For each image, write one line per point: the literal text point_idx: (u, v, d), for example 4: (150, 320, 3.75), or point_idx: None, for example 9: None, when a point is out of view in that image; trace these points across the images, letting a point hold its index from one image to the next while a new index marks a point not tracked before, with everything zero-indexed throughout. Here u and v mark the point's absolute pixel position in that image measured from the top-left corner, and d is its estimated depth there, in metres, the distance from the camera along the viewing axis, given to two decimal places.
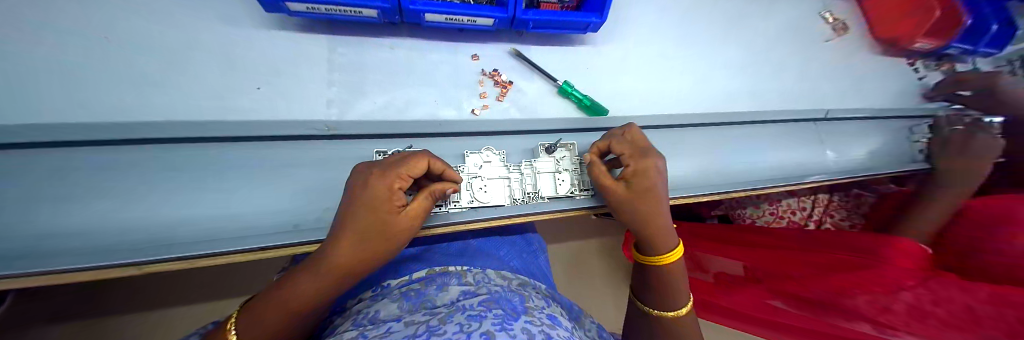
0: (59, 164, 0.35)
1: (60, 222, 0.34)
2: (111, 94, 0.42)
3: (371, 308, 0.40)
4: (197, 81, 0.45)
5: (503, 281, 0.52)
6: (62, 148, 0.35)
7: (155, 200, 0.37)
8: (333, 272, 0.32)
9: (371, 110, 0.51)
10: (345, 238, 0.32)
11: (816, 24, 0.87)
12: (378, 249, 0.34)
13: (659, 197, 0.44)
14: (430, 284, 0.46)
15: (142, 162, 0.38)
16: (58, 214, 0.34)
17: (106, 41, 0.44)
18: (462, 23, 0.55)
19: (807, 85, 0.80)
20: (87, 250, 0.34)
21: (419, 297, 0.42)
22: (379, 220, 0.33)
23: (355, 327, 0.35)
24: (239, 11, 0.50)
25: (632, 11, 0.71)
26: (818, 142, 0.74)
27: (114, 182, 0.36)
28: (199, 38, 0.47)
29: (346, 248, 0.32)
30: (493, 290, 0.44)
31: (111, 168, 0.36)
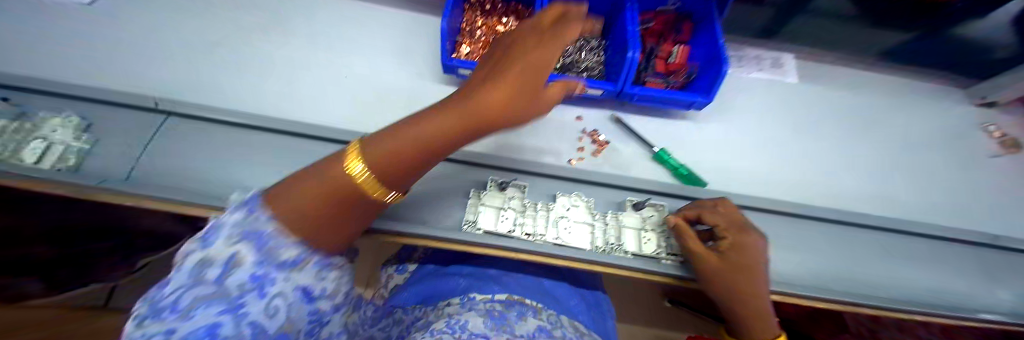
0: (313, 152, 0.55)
1: None
2: (340, 110, 0.63)
3: (458, 317, 0.45)
4: (387, 108, 0.65)
5: (575, 332, 0.52)
6: (313, 141, 0.56)
7: None
8: (476, 116, 0.29)
9: (491, 148, 0.64)
10: (490, 90, 0.29)
11: (971, 134, 0.77)
12: (516, 108, 0.31)
13: (756, 275, 0.44)
14: (511, 308, 0.49)
15: None
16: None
17: (346, 78, 0.67)
18: (576, 91, 0.67)
19: (964, 201, 0.68)
20: None
21: (501, 320, 0.46)
22: (516, 86, 0.30)
23: (450, 334, 0.39)
24: (423, 67, 0.71)
25: (737, 96, 0.75)
26: (984, 272, 0.61)
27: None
28: (394, 81, 0.68)
29: (496, 97, 0.29)
30: (567, 338, 0.46)
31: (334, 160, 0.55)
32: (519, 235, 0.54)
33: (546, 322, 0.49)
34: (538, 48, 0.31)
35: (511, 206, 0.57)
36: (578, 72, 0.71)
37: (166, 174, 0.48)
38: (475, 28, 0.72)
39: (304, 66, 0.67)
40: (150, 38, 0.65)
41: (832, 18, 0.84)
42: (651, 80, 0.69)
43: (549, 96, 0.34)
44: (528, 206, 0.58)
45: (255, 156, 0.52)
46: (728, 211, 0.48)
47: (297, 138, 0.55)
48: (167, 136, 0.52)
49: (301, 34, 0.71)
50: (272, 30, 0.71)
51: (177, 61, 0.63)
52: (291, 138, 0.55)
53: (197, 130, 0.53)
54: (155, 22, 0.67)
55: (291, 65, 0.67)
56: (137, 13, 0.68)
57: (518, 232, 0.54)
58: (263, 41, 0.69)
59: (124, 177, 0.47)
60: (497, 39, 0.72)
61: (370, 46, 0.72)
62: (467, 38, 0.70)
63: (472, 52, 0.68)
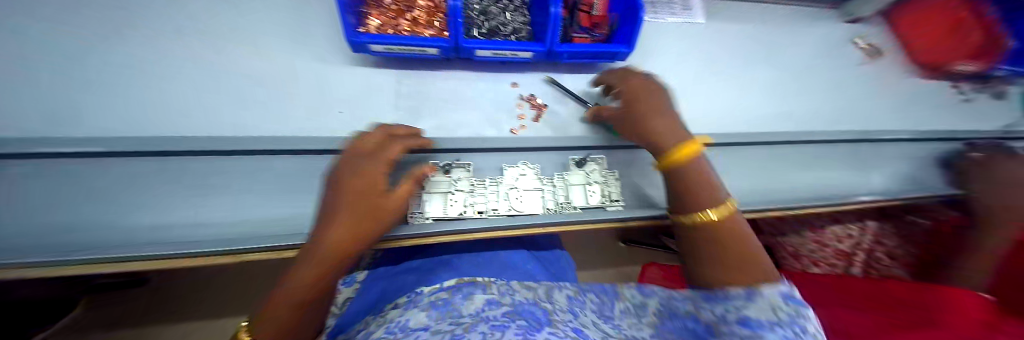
0: (212, 171, 0.47)
1: (201, 213, 0.45)
2: (234, 116, 0.53)
3: (399, 317, 0.44)
4: (296, 105, 0.56)
5: (529, 292, 0.53)
6: (207, 158, 0.47)
7: (264, 200, 0.48)
8: (332, 253, 0.38)
9: (424, 130, 0.60)
10: (336, 226, 0.39)
11: (848, 48, 0.89)
12: (371, 225, 0.41)
13: (653, 101, 0.54)
14: (456, 293, 0.50)
15: (258, 170, 0.49)
16: (206, 209, 0.45)
17: (234, 76, 0.56)
18: (506, 56, 0.64)
19: (844, 107, 0.81)
20: (213, 236, 0.44)
21: (446, 306, 0.46)
22: (370, 202, 0.41)
23: (391, 333, 0.39)
24: (331, 52, 0.62)
25: (660, 41, 0.78)
26: (857, 162, 0.74)
27: (243, 185, 0.48)
28: (299, 72, 0.59)
29: (340, 233, 0.39)
30: (515, 301, 0.47)
31: (241, 175, 0.48)
32: (471, 214, 0.53)
33: (495, 293, 0.50)
34: (362, 178, 0.41)
35: (458, 188, 0.55)
36: (503, 36, 0.68)
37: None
38: None
39: (171, 67, 0.54)
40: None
41: None
42: (577, 36, 0.68)
43: (403, 191, 0.44)
44: (476, 184, 0.56)
45: (133, 189, 0.44)
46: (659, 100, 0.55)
47: (183, 158, 0.47)
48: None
49: (157, 26, 0.57)
50: (107, 23, 0.54)
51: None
52: (176, 160, 0.46)
53: (26, 170, 0.41)
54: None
55: (151, 68, 0.53)
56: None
57: (468, 212, 0.53)
58: (98, 38, 0.53)
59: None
60: (411, 8, 0.64)
61: (259, 34, 0.61)
62: (376, 10, 0.62)
63: (385, 26, 0.60)
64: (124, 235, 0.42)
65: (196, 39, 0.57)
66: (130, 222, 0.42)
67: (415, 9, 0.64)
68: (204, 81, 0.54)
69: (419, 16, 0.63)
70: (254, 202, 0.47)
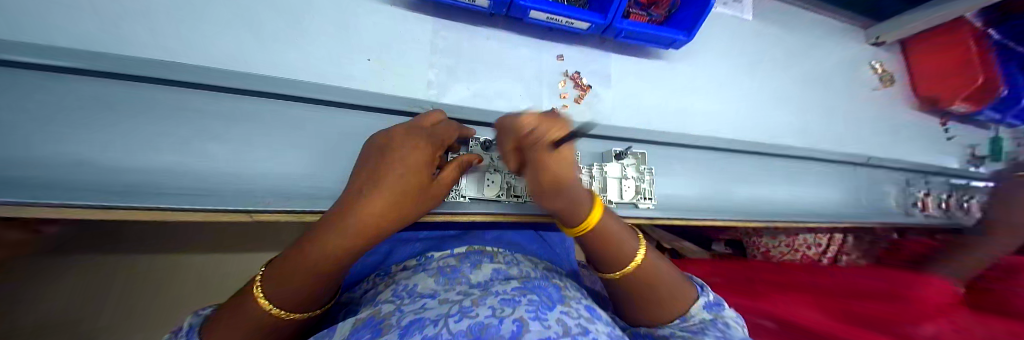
0: (215, 111, 0.38)
1: (202, 162, 0.37)
2: (232, 44, 0.42)
3: (407, 282, 0.41)
4: (313, 43, 0.46)
5: (532, 265, 0.55)
6: (202, 93, 0.37)
7: (283, 155, 0.41)
8: (366, 226, 0.33)
9: (461, 96, 0.54)
10: (378, 195, 0.33)
11: (869, 71, 0.91)
12: (413, 203, 0.37)
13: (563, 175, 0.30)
14: (464, 261, 0.48)
15: (272, 117, 0.41)
16: (211, 158, 0.37)
17: None
18: (559, 23, 0.57)
19: (853, 129, 0.85)
20: (225, 191, 0.38)
21: (453, 274, 0.43)
22: (420, 179, 0.37)
23: (399, 296, 0.36)
24: None
25: (708, 31, 0.73)
26: (853, 183, 0.80)
27: (258, 136, 0.40)
28: (316, 0, 0.48)
29: (380, 206, 0.33)
30: (525, 275, 0.45)
31: (254, 121, 0.40)
32: (509, 199, 0.51)
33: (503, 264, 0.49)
34: (416, 154, 0.37)
35: (497, 167, 0.52)
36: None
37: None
38: None
39: None
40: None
41: None
42: (634, 12, 0.62)
43: (446, 178, 0.41)
44: None
45: (95, 120, 0.33)
46: (532, 146, 0.29)
47: (166, 89, 0.36)
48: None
49: None
50: None
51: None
52: (155, 89, 0.35)
53: None
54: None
55: None
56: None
57: (506, 195, 0.51)
58: None
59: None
60: None
61: None
62: None
63: None
64: (93, 180, 0.32)
65: None
66: (99, 165, 0.32)
67: None
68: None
69: None
70: (273, 156, 0.40)
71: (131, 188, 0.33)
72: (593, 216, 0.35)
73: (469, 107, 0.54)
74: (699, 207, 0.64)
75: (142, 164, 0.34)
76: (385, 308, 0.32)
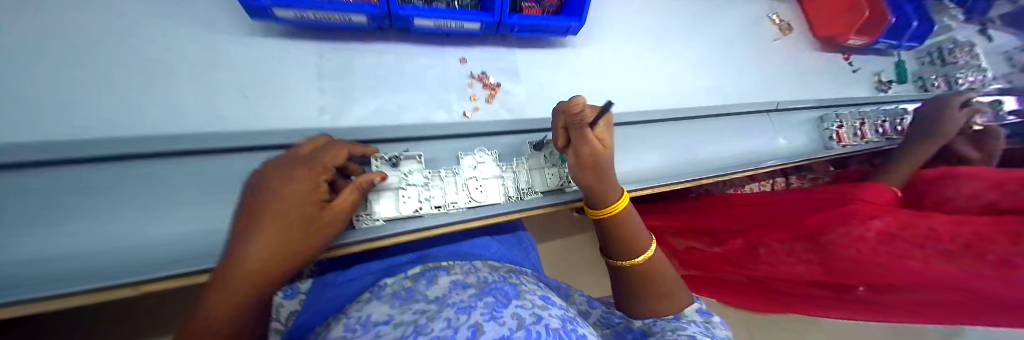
0: (47, 187, 0.33)
1: (37, 246, 0.32)
2: (75, 107, 0.38)
3: (367, 308, 0.38)
4: (179, 91, 0.44)
5: (492, 269, 0.53)
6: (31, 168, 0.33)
7: (151, 218, 0.37)
8: (258, 273, 0.31)
9: (362, 116, 0.52)
10: (262, 237, 0.31)
11: (767, 23, 0.98)
12: (309, 238, 0.36)
13: (602, 165, 0.40)
14: (419, 279, 0.46)
15: (132, 180, 0.37)
16: (60, 237, 0.33)
17: (67, 52, 0.40)
18: (450, 27, 0.57)
19: (761, 80, 0.90)
20: (74, 274, 0.33)
21: (409, 294, 0.41)
22: (309, 212, 0.35)
23: (366, 322, 0.34)
24: (219, 18, 0.49)
25: (606, 12, 0.76)
26: (770, 130, 0.85)
27: (112, 203, 0.36)
28: (177, 47, 0.45)
29: (266, 249, 0.31)
30: (484, 281, 0.44)
31: (110, 186, 0.36)
32: (428, 210, 0.49)
33: (460, 273, 0.48)
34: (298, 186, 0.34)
35: (409, 183, 0.48)
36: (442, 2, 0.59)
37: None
38: None
39: None
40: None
41: None
42: (527, 6, 0.63)
43: (341, 201, 0.39)
44: (431, 176, 0.50)
45: None
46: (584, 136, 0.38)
47: None
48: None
49: None
50: None
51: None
52: None
53: None
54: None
55: None
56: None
57: (425, 208, 0.49)
58: None
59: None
60: None
61: None
62: None
63: None
64: None
65: None
66: None
67: None
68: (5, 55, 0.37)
69: None
70: (137, 221, 0.36)
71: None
72: (618, 206, 0.45)
73: (372, 124, 0.52)
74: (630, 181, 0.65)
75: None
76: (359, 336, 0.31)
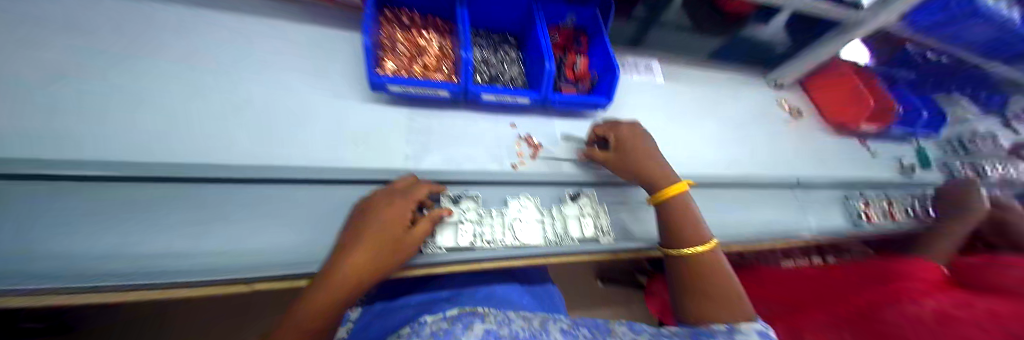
0: (226, 200, 0.48)
1: (211, 241, 0.45)
2: (250, 145, 0.54)
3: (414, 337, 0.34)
4: (312, 137, 0.60)
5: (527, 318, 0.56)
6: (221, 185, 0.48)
7: (277, 228, 0.49)
8: (352, 278, 0.41)
9: (433, 163, 0.65)
10: (360, 248, 0.42)
11: (778, 109, 1.09)
12: (392, 256, 0.45)
13: (633, 156, 0.62)
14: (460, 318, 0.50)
15: (273, 199, 0.51)
16: (222, 237, 0.45)
17: (254, 107, 0.58)
18: (507, 100, 0.73)
19: (779, 158, 0.98)
20: (223, 266, 0.44)
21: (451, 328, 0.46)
22: (395, 234, 0.45)
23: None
24: (344, 87, 0.67)
25: (631, 94, 0.92)
26: (795, 204, 0.89)
27: (258, 215, 0.49)
28: (317, 106, 0.63)
29: (363, 257, 0.42)
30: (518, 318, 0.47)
31: (260, 201, 0.49)
32: (480, 245, 0.56)
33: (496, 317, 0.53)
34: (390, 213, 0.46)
35: (467, 217, 0.59)
36: (501, 83, 0.77)
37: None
38: (398, 42, 0.68)
39: (184, 97, 0.55)
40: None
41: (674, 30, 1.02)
42: (566, 86, 0.79)
43: (419, 229, 0.48)
44: (483, 213, 0.61)
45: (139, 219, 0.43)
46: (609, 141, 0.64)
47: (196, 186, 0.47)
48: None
49: (172, 57, 0.58)
50: (124, 57, 0.55)
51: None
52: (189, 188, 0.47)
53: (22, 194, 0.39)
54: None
55: (162, 96, 0.53)
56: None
57: (478, 242, 0.57)
58: (110, 68, 0.53)
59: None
60: (421, 55, 0.70)
61: (276, 68, 0.64)
62: (390, 54, 0.66)
63: (400, 67, 0.65)
64: (122, 267, 0.40)
65: (212, 73, 0.59)
66: (134, 252, 0.41)
67: (425, 56, 0.70)
68: (221, 110, 0.56)
69: (430, 62, 0.70)
70: (270, 229, 0.48)
71: (155, 268, 0.41)
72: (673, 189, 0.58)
73: (440, 170, 0.64)
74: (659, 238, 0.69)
75: (168, 250, 0.43)
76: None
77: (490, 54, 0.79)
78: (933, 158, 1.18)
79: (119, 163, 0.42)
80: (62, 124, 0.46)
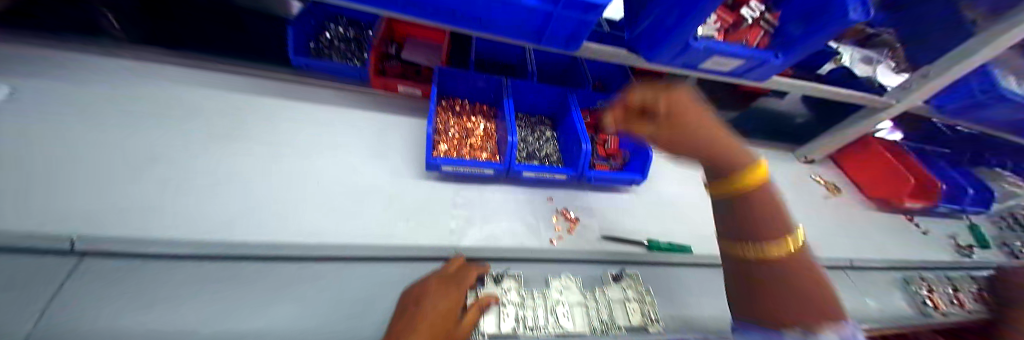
0: (288, 278, 0.50)
1: (267, 321, 0.45)
2: (319, 224, 0.59)
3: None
4: (371, 213, 0.64)
5: None
6: (285, 262, 0.52)
7: (330, 309, 0.49)
8: None
9: (477, 239, 0.67)
10: (416, 331, 0.42)
11: (812, 183, 1.10)
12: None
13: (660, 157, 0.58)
14: None
15: (330, 275, 0.53)
16: (278, 317, 0.46)
17: (324, 187, 0.64)
18: (546, 176, 0.77)
19: (826, 235, 0.94)
20: None
21: None
22: (448, 322, 0.46)
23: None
24: (401, 165, 0.74)
25: (662, 170, 0.95)
26: (857, 290, 0.82)
27: (315, 293, 0.50)
28: (376, 184, 0.69)
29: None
30: None
31: (320, 278, 0.52)
32: (523, 332, 0.54)
33: None
34: (445, 301, 0.48)
35: (508, 300, 0.57)
36: (538, 159, 0.83)
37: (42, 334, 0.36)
38: (449, 126, 0.80)
39: (268, 177, 0.62)
40: (41, 149, 0.52)
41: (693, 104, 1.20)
42: (599, 163, 0.85)
43: (468, 319, 0.48)
44: (525, 295, 0.59)
45: (211, 297, 0.45)
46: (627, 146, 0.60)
47: (266, 264, 0.51)
48: (55, 280, 0.40)
49: (263, 140, 0.67)
50: (226, 142, 0.65)
51: (82, 177, 0.51)
52: (260, 266, 0.50)
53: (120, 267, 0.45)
54: (55, 130, 0.56)
55: (250, 178, 0.61)
56: (25, 119, 0.55)
57: (521, 328, 0.54)
58: (215, 151, 0.63)
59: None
60: (468, 136, 0.81)
61: (345, 148, 0.72)
62: (443, 137, 0.77)
63: (450, 149, 0.76)
64: None
65: (293, 154, 0.67)
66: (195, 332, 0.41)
67: (471, 137, 0.81)
68: (297, 189, 0.62)
69: (475, 143, 0.81)
70: (322, 309, 0.48)
71: None
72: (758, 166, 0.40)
73: (482, 247, 0.65)
74: (716, 329, 0.64)
75: (226, 329, 0.42)
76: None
77: (528, 133, 0.88)
78: (987, 238, 1.13)
79: (211, 245, 0.49)
80: (170, 206, 0.53)
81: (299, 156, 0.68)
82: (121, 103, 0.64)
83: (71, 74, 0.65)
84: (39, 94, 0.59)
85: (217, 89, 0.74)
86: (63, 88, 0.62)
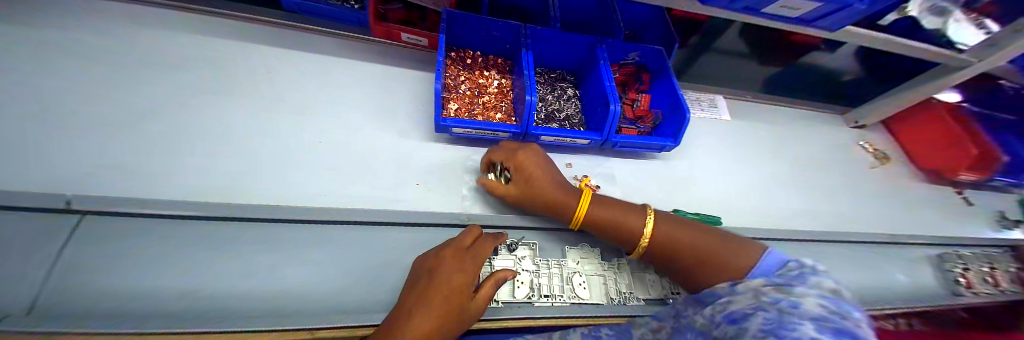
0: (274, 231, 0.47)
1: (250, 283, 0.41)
2: (322, 187, 0.56)
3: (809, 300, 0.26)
4: (379, 176, 0.60)
5: None
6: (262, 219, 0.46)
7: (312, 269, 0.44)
8: None
9: (486, 209, 0.63)
10: (418, 319, 0.39)
11: (860, 151, 1.05)
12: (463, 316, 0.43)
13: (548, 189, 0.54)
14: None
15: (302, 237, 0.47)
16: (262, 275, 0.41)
17: (328, 148, 0.61)
18: (566, 141, 0.70)
19: (861, 204, 0.91)
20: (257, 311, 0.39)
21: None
22: (456, 300, 0.43)
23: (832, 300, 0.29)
24: (407, 126, 0.69)
25: (695, 136, 0.89)
26: (896, 263, 0.78)
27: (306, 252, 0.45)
28: (381, 146, 0.64)
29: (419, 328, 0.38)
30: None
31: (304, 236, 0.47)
32: (539, 299, 0.53)
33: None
34: (449, 279, 0.43)
35: (523, 268, 0.55)
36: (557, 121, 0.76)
37: (48, 297, 0.33)
38: (460, 83, 0.73)
39: (268, 135, 0.59)
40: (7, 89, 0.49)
41: (735, 57, 1.16)
42: (625, 128, 0.78)
43: (482, 296, 0.45)
44: (542, 263, 0.56)
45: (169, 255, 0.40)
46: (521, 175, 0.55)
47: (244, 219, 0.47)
48: (58, 241, 0.36)
49: (258, 95, 0.63)
50: (219, 95, 0.61)
51: (59, 126, 0.48)
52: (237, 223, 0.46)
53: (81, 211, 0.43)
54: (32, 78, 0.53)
55: (250, 136, 0.58)
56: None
57: (535, 296, 0.53)
58: (203, 102, 0.59)
59: (23, 311, 0.31)
60: (482, 94, 0.74)
61: (350, 108, 0.67)
62: (454, 95, 0.71)
63: (461, 109, 0.69)
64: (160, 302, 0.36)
65: (293, 111, 0.63)
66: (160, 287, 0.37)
67: (483, 96, 0.74)
68: (299, 150, 0.59)
69: (488, 102, 0.73)
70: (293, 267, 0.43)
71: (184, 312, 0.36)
72: None
73: (494, 214, 0.62)
74: None
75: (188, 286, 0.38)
76: (804, 293, 0.28)
77: (548, 91, 0.80)
78: None
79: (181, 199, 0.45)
80: (150, 159, 0.50)
81: (303, 112, 0.64)
82: (108, 52, 0.61)
83: (50, 21, 0.61)
84: (13, 41, 0.56)
85: (203, 39, 0.68)
86: (30, 33, 0.58)
